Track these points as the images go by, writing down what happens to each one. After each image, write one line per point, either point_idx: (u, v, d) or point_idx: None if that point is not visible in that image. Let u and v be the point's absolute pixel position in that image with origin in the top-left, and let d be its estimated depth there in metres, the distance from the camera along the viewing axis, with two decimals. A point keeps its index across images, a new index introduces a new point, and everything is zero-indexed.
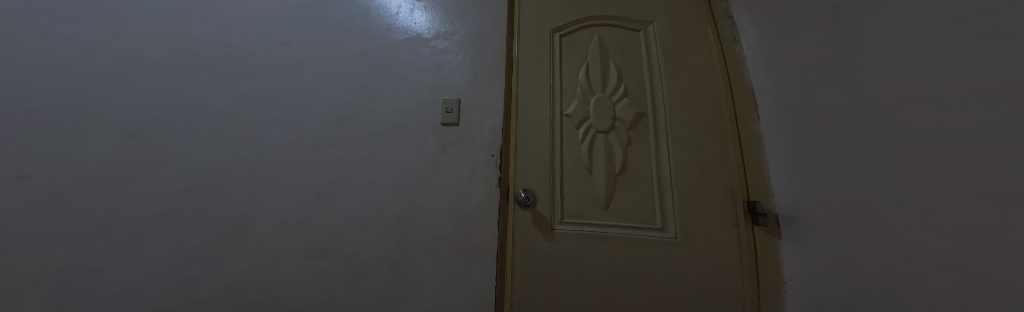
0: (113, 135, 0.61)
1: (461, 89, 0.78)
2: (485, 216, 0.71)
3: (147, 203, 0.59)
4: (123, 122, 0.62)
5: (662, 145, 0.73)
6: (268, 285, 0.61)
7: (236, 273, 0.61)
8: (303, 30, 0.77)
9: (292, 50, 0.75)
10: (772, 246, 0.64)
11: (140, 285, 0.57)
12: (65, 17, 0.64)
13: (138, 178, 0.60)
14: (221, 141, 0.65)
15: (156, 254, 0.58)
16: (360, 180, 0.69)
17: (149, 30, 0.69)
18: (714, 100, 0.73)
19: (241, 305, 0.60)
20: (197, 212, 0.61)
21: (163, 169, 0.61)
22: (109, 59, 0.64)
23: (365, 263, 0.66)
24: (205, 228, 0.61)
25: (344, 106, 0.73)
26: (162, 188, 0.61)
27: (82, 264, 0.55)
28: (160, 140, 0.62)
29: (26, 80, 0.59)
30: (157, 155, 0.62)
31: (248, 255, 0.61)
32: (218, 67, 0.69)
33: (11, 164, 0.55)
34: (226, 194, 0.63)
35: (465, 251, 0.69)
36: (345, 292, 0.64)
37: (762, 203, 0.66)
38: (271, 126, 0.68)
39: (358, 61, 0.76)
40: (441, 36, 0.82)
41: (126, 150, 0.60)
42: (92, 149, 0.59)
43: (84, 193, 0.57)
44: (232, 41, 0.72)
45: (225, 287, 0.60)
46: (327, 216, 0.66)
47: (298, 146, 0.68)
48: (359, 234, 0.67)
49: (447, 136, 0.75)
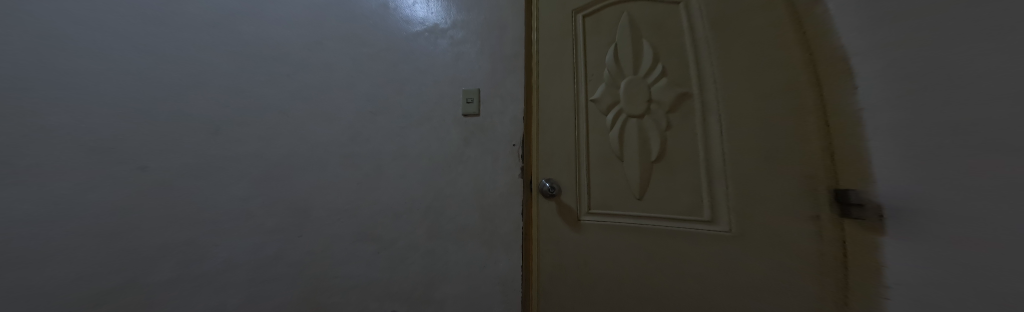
0: (199, 132, 0.67)
1: (480, 79, 0.78)
2: (509, 206, 0.74)
3: (232, 192, 0.67)
4: (206, 121, 0.68)
5: (711, 127, 0.61)
6: (328, 264, 0.72)
7: (302, 253, 0.71)
8: (330, 28, 0.76)
9: (323, 47, 0.73)
10: (873, 250, 0.46)
11: (231, 259, 0.68)
12: (151, 27, 0.70)
13: (205, 172, 0.67)
14: (280, 139, 0.69)
15: (241, 233, 0.68)
16: (393, 171, 0.74)
17: (213, 32, 0.72)
18: (787, 64, 0.54)
19: (309, 282, 0.71)
20: (268, 199, 0.69)
21: (239, 163, 0.67)
22: (188, 64, 0.70)
23: (403, 249, 0.74)
24: (268, 213, 0.69)
25: (373, 100, 0.74)
26: (240, 180, 0.67)
27: (192, 239, 0.66)
28: (236, 136, 0.68)
29: (129, 88, 0.67)
30: (234, 151, 0.67)
31: (310, 237, 0.71)
32: (266, 67, 0.71)
33: (108, 163, 0.64)
34: (276, 183, 0.69)
35: (491, 241, 0.73)
36: (386, 274, 0.73)
37: (858, 192, 0.47)
38: (317, 121, 0.71)
39: (382, 56, 0.77)
40: (457, 26, 0.82)
41: (210, 145, 0.67)
42: (190, 145, 0.67)
43: (186, 182, 0.66)
44: (256, 32, 0.72)
45: (297, 265, 0.70)
46: (368, 204, 0.73)
47: (330, 136, 0.72)
48: (396, 221, 0.74)
49: (469, 127, 0.76)
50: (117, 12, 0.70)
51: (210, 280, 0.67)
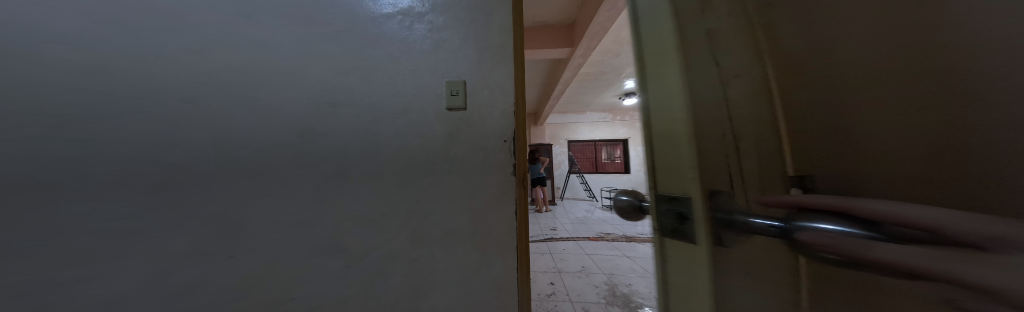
0: (150, 142, 0.64)
1: (465, 69, 0.71)
2: (502, 205, 0.70)
3: (185, 205, 0.64)
4: (154, 128, 0.64)
5: None
6: (291, 278, 0.66)
7: (261, 267, 0.65)
8: (281, 16, 0.69)
9: (275, 39, 0.68)
10: None
11: (185, 278, 0.64)
12: (92, 34, 0.65)
13: (139, 179, 0.63)
14: (235, 144, 0.65)
15: (190, 249, 0.64)
16: (363, 171, 0.67)
17: (154, 36, 0.66)
18: None
19: (276, 294, 0.65)
20: (215, 210, 0.64)
21: (191, 171, 0.64)
22: (129, 74, 0.65)
23: (380, 260, 0.67)
24: (224, 225, 0.64)
25: (330, 91, 0.68)
26: (201, 188, 0.64)
27: (153, 249, 0.63)
28: (187, 143, 0.64)
29: (82, 103, 0.64)
30: (192, 161, 0.64)
31: (272, 249, 0.65)
32: (208, 66, 0.66)
33: (53, 168, 0.62)
34: (234, 190, 0.65)
35: (482, 243, 0.69)
36: (362, 288, 0.67)
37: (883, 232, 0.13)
38: (270, 121, 0.66)
39: (343, 45, 0.69)
40: (436, 9, 0.73)
41: (163, 153, 0.64)
42: (146, 154, 0.64)
43: (154, 196, 0.63)
44: (217, 32, 0.67)
45: (258, 277, 0.65)
46: (332, 212, 0.66)
47: (299, 139, 0.66)
48: (369, 230, 0.66)
49: (453, 122, 0.69)
50: (57, 20, 0.65)
51: (172, 296, 0.64)
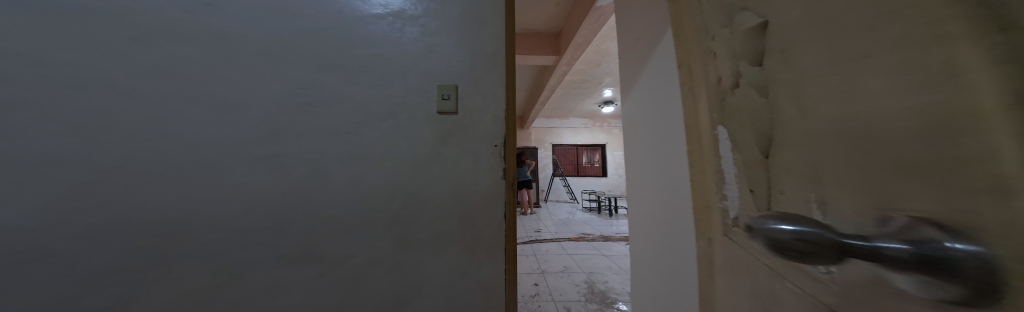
0: (83, 139, 0.56)
1: (457, 74, 0.72)
2: (492, 207, 0.72)
3: (125, 210, 0.56)
4: (91, 123, 0.57)
5: None
6: (257, 290, 0.60)
7: (218, 278, 0.59)
8: (258, 8, 0.65)
9: (247, 32, 0.64)
10: None
11: (120, 293, 0.56)
12: (18, 16, 0.57)
13: (66, 181, 0.55)
14: (195, 142, 0.59)
15: (128, 260, 0.56)
16: (345, 173, 0.64)
17: (100, 22, 0.59)
18: None
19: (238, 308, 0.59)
20: (162, 216, 0.57)
21: (135, 172, 0.57)
22: (63, 62, 0.57)
23: (362, 266, 0.64)
24: (172, 233, 0.57)
25: (310, 89, 0.64)
26: (146, 191, 0.57)
27: (80, 261, 0.55)
28: (133, 140, 0.58)
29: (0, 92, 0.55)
30: (137, 161, 0.57)
31: (234, 258, 0.59)
32: (165, 57, 0.60)
33: None
34: (189, 194, 0.58)
35: (472, 245, 0.70)
36: (340, 297, 0.63)
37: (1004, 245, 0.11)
38: (236, 118, 0.61)
39: (327, 42, 0.66)
40: (428, 14, 0.73)
41: (98, 152, 0.56)
42: (76, 153, 0.56)
43: (85, 200, 0.55)
44: (178, 21, 0.62)
45: (215, 290, 0.59)
46: (308, 216, 0.62)
47: (272, 138, 0.62)
48: (351, 236, 0.63)
49: (445, 125, 0.70)
50: None
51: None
